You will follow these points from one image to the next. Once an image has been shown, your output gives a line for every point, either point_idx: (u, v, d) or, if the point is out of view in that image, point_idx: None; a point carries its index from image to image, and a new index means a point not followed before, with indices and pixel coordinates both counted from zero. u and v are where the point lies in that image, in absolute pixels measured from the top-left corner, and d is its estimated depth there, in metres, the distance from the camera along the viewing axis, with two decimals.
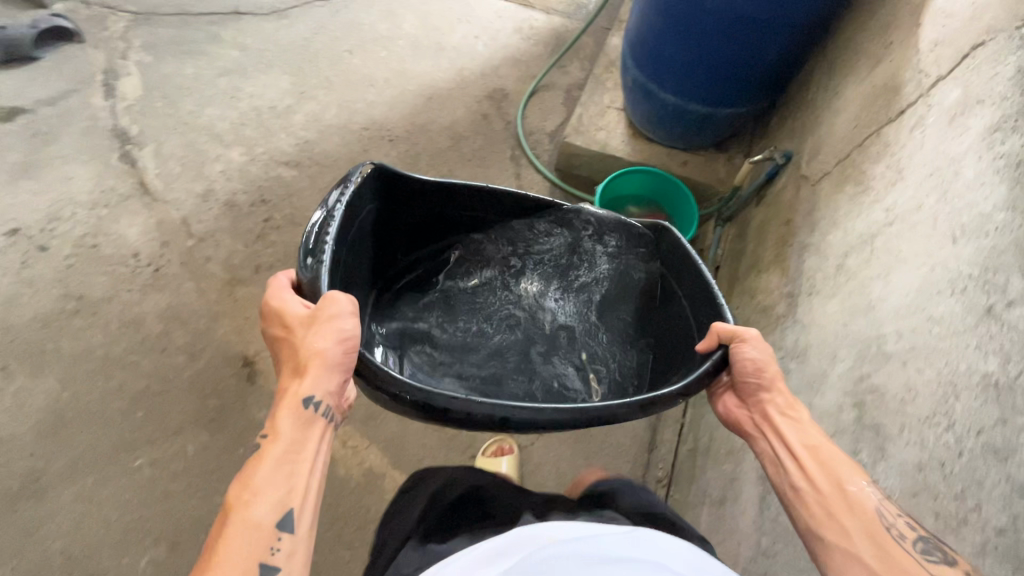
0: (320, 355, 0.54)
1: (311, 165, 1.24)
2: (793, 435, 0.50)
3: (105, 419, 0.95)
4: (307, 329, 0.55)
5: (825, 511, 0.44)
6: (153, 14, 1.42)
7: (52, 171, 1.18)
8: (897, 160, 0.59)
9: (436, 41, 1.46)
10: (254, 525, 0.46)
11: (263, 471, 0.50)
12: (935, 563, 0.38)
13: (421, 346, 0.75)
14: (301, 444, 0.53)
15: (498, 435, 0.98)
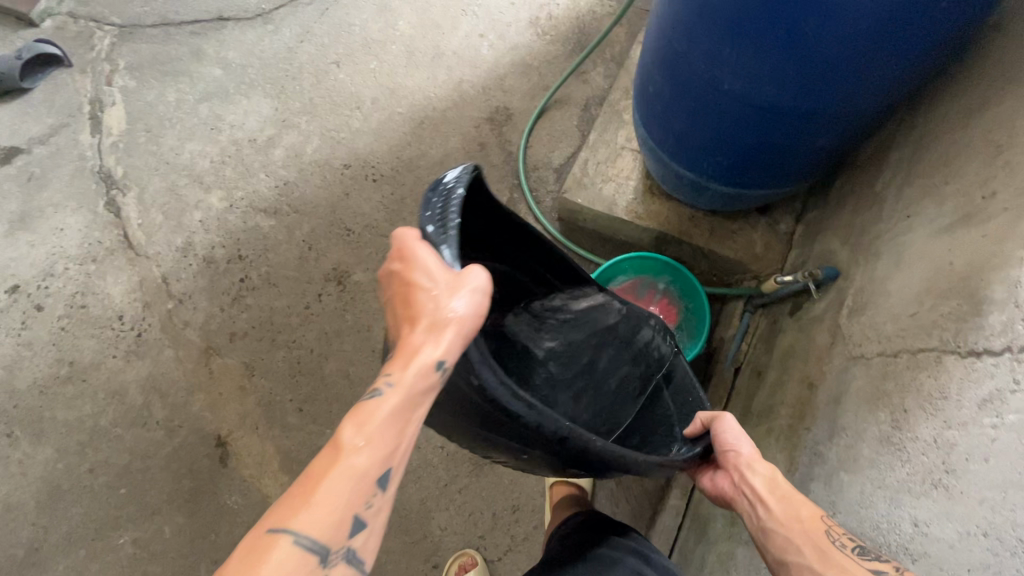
0: (455, 322, 0.43)
1: (289, 214, 1.14)
2: (762, 487, 0.51)
3: (95, 493, 1.00)
4: (442, 289, 0.44)
5: (787, 539, 0.48)
6: (137, 26, 1.32)
7: (45, 221, 1.18)
8: (947, 440, 0.42)
9: (434, 43, 1.24)
10: (355, 475, 0.40)
11: (377, 419, 0.42)
12: (870, 562, 0.44)
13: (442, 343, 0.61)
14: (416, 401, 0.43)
15: (461, 547, 0.92)
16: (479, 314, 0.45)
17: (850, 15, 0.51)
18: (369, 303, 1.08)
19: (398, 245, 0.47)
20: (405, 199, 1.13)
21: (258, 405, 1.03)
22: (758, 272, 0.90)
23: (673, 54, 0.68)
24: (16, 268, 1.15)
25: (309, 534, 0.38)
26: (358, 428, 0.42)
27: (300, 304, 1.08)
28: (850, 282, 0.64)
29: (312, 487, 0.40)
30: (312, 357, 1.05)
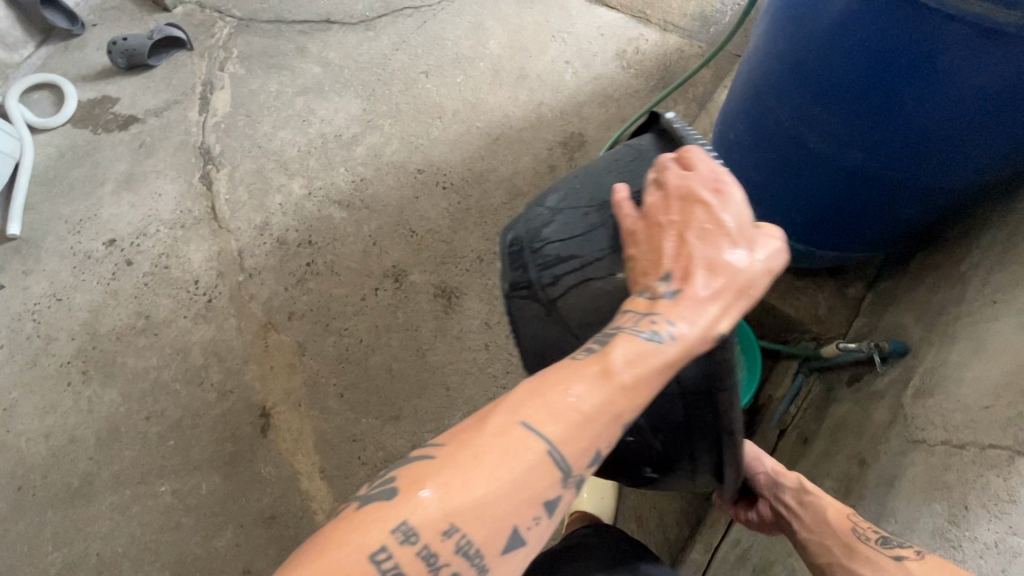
0: (746, 294, 0.48)
1: (361, 209, 1.20)
2: (790, 497, 0.59)
3: (147, 439, 1.08)
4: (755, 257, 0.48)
5: (819, 539, 0.54)
6: (253, 21, 1.44)
7: (147, 186, 1.29)
8: (1012, 547, 0.42)
9: (521, 65, 1.29)
10: (612, 413, 0.45)
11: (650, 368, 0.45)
12: (892, 550, 0.49)
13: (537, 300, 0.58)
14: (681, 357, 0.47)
15: None
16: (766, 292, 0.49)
17: (952, 92, 0.52)
18: (421, 305, 1.11)
19: (717, 178, 0.50)
20: (469, 210, 1.17)
21: (303, 384, 1.08)
22: (818, 334, 0.86)
23: (757, 108, 0.69)
24: (116, 225, 1.27)
25: (559, 451, 0.43)
26: (633, 362, 0.45)
27: (357, 295, 1.13)
28: (919, 361, 0.61)
29: (581, 414, 0.44)
30: (360, 348, 1.09)
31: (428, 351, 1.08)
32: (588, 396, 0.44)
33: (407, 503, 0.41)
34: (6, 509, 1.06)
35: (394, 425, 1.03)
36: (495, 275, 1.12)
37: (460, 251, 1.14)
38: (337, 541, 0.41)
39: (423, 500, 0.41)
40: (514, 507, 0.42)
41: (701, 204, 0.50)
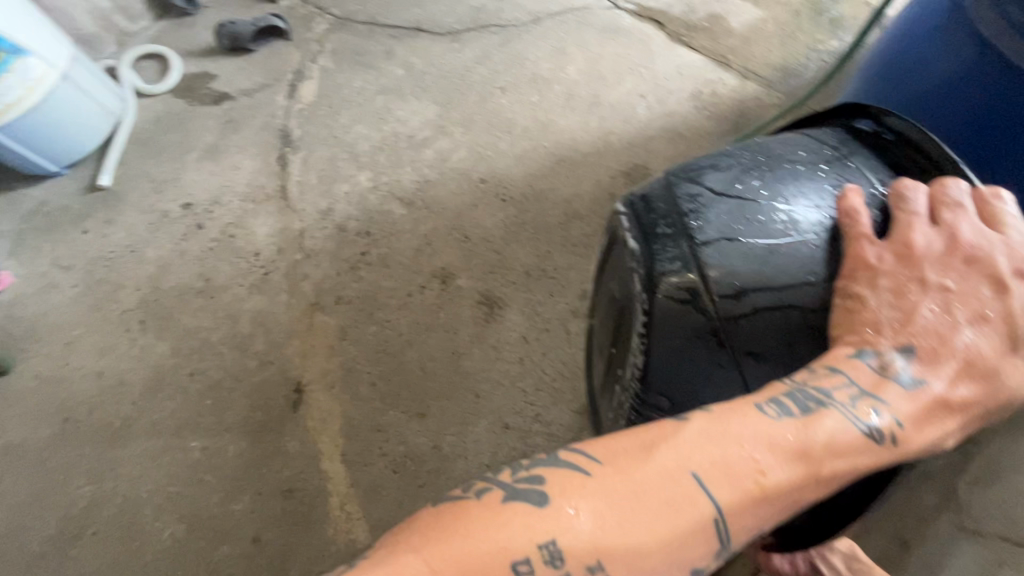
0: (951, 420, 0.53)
1: (421, 209, 1.24)
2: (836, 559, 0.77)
3: (188, 394, 1.13)
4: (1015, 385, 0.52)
5: None
6: (349, 20, 1.53)
7: (228, 158, 1.38)
8: None
9: (595, 92, 1.31)
10: (786, 503, 0.48)
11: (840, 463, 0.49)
12: None
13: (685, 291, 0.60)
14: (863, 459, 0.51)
15: None
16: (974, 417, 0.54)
17: None
18: (463, 310, 1.13)
19: (1003, 283, 0.55)
20: (525, 225, 1.19)
21: (340, 367, 1.11)
22: None
23: None
24: (195, 191, 1.35)
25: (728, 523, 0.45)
26: (843, 437, 0.50)
27: (404, 290, 1.16)
28: None
29: (761, 484, 0.46)
30: (398, 341, 1.12)
31: (463, 355, 1.09)
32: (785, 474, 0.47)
33: (556, 517, 0.42)
34: (50, 436, 1.13)
35: (418, 422, 1.05)
36: (540, 292, 1.13)
37: (509, 262, 1.16)
38: (469, 526, 0.42)
39: (574, 519, 0.42)
40: (663, 557, 0.43)
41: (979, 291, 0.55)
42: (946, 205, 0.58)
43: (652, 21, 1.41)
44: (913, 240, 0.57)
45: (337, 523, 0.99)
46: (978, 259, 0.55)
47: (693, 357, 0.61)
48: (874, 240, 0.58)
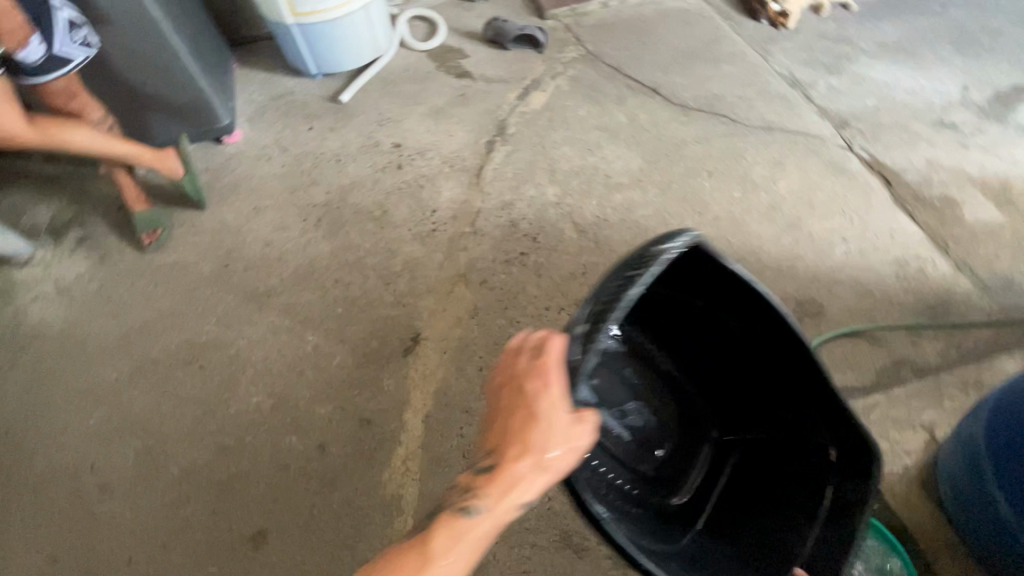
0: (548, 467, 0.63)
1: (590, 241, 1.28)
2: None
3: (325, 295, 1.23)
4: (563, 441, 0.63)
5: None
6: (598, 59, 1.65)
7: (447, 124, 1.52)
8: None
9: (797, 215, 1.31)
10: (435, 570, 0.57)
11: (473, 530, 0.60)
12: None
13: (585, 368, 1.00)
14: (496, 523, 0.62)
15: None
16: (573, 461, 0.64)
17: None
18: None
19: (541, 347, 0.68)
20: None
21: (459, 338, 1.16)
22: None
23: None
24: (409, 137, 1.50)
25: None
26: (458, 531, 0.60)
27: (544, 302, 1.20)
28: None
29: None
30: None
31: None
32: (423, 552, 0.58)
33: None
34: (208, 274, 1.28)
35: None
36: None
37: None
38: None
39: None
40: None
41: (548, 373, 0.66)
42: (528, 345, 0.69)
43: (881, 177, 1.38)
44: (517, 361, 0.69)
45: (394, 473, 1.02)
46: (524, 384, 0.66)
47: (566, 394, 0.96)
48: (503, 371, 0.69)
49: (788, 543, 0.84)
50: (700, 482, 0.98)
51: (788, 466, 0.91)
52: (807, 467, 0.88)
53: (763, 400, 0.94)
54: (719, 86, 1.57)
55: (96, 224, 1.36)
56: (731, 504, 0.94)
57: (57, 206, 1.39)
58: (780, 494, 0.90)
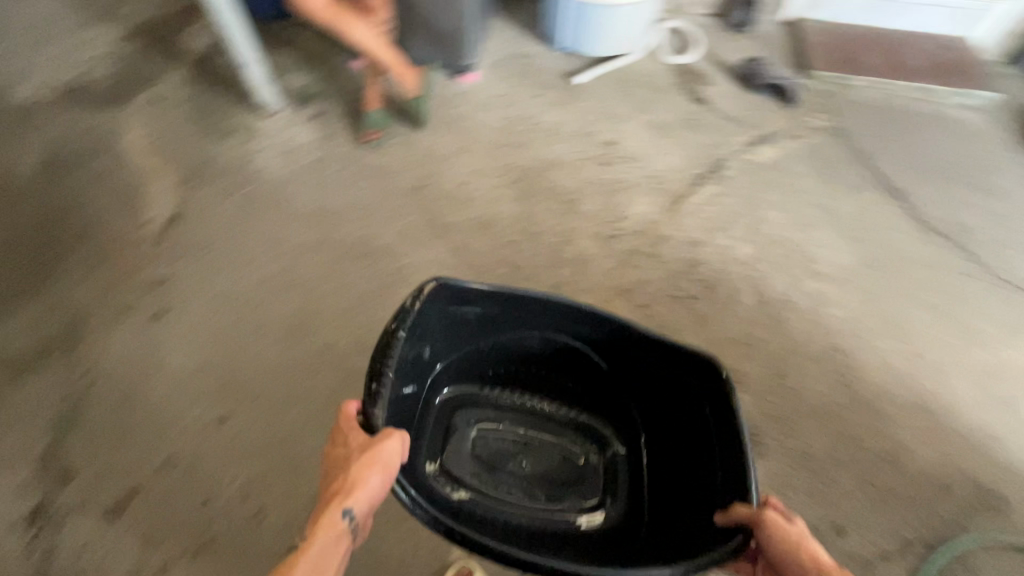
0: (363, 487, 0.67)
1: (767, 316, 1.20)
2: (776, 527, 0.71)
3: (495, 253, 1.27)
4: (374, 454, 0.69)
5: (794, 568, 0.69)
6: (846, 137, 1.52)
7: (666, 141, 1.49)
8: None
9: (1009, 393, 1.14)
10: None
11: (313, 554, 0.64)
12: None
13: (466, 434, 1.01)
14: (332, 549, 0.65)
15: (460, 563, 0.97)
16: (389, 465, 0.69)
17: None
18: None
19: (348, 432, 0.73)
20: (837, 421, 1.10)
21: None
22: None
23: None
24: (624, 139, 1.49)
25: None
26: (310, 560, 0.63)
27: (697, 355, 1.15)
28: None
29: None
30: None
31: None
32: None
33: None
34: (406, 187, 1.37)
35: None
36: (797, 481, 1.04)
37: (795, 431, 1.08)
38: None
39: None
40: None
41: (342, 444, 0.73)
42: (349, 415, 0.75)
43: None
44: (335, 445, 0.74)
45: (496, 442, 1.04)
46: (331, 465, 0.74)
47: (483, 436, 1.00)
48: (331, 451, 0.75)
49: (715, 492, 0.82)
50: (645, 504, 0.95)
51: (676, 415, 0.95)
52: (703, 417, 0.88)
53: (658, 400, 0.97)
54: (969, 214, 1.39)
55: (335, 103, 1.49)
56: (670, 492, 0.92)
57: (311, 75, 1.55)
58: (697, 466, 0.89)
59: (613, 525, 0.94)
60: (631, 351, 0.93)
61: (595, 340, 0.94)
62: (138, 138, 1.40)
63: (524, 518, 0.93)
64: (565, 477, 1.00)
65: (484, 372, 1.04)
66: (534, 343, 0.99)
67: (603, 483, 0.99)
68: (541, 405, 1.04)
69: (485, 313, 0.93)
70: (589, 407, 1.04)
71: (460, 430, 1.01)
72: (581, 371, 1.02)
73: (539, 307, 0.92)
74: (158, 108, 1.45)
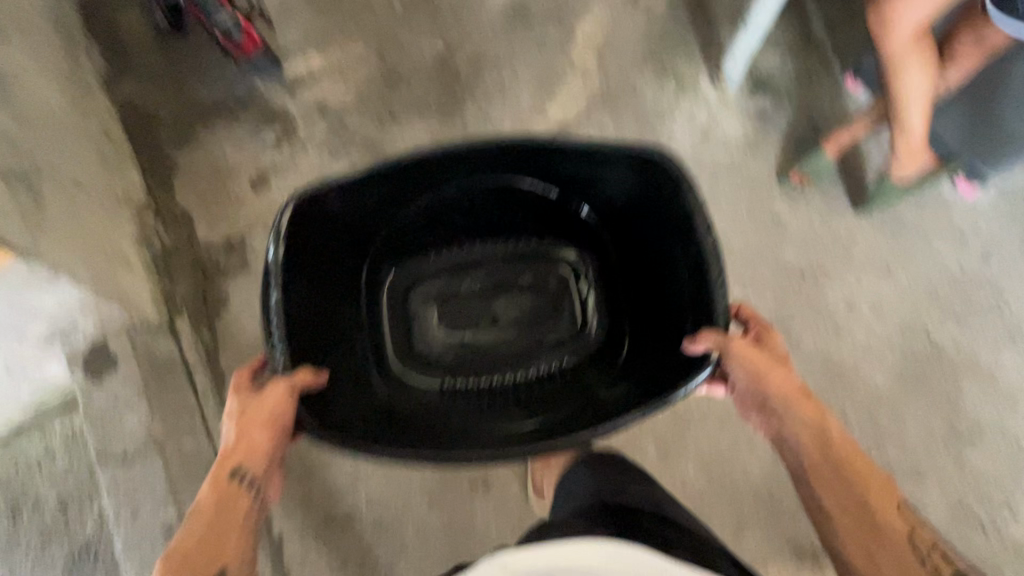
0: (249, 439, 0.70)
1: None
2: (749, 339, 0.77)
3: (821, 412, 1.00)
4: (261, 401, 0.72)
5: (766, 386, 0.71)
6: None
7: None
8: None
9: None
10: (188, 547, 0.61)
11: (207, 510, 0.66)
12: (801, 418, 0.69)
13: (392, 374, 1.02)
14: (232, 502, 0.66)
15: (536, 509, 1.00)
16: (282, 413, 0.72)
17: None
18: None
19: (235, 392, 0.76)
20: None
21: None
22: None
23: None
24: None
25: None
26: (204, 518, 0.65)
27: None
28: None
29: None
30: None
31: None
32: (183, 539, 0.62)
33: None
34: (787, 258, 1.09)
35: None
36: None
37: None
38: None
39: None
40: None
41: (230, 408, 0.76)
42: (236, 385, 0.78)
43: None
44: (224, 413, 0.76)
45: None
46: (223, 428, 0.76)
47: (408, 394, 1.00)
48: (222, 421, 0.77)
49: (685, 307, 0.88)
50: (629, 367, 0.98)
51: (639, 232, 0.98)
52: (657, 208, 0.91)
53: (635, 255, 1.01)
54: None
55: (785, 114, 1.23)
56: (643, 310, 0.99)
57: (785, 63, 1.27)
58: (661, 270, 0.95)
59: (606, 349, 1.04)
60: (574, 166, 0.94)
61: (517, 165, 0.94)
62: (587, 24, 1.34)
63: (514, 376, 1.03)
64: (542, 296, 1.07)
65: (417, 237, 1.04)
66: (444, 198, 0.98)
67: (580, 318, 1.06)
68: (506, 245, 1.07)
69: (390, 187, 0.93)
70: (541, 233, 1.07)
71: (418, 317, 1.05)
72: (506, 204, 1.02)
73: (416, 170, 0.91)
74: None
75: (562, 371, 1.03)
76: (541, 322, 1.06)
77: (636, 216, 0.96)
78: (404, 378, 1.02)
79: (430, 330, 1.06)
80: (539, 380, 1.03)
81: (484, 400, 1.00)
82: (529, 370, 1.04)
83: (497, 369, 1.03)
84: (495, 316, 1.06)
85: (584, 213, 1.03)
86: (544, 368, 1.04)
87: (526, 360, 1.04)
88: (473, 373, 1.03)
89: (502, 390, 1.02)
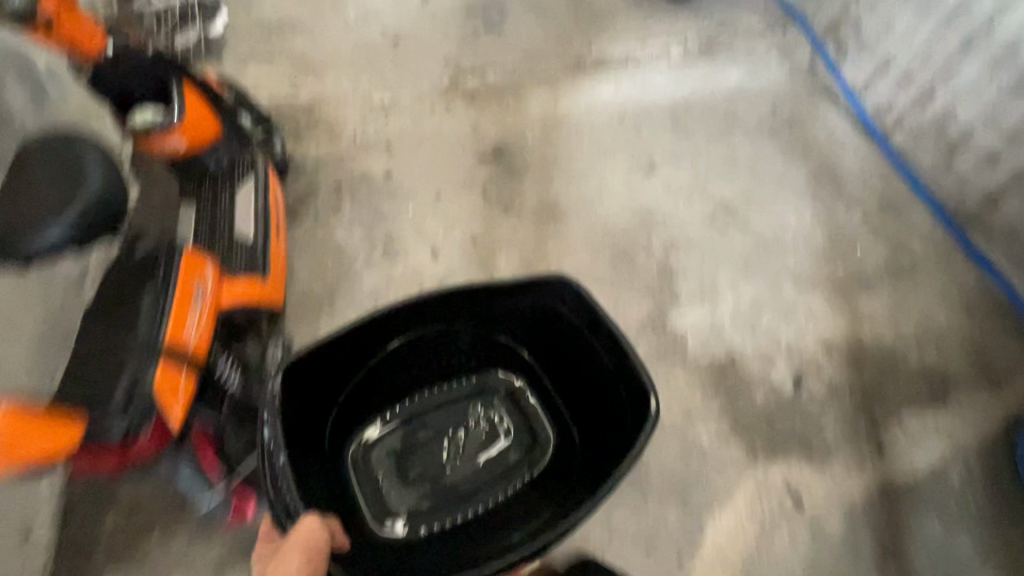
0: (298, 526, 0.78)
1: None
2: None
3: None
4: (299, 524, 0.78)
5: None
6: None
7: None
8: None
9: None
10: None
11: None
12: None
13: (388, 524, 1.09)
14: (300, 555, 0.75)
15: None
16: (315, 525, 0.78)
17: None
18: None
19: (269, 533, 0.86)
20: None
21: None
22: None
23: None
24: None
25: None
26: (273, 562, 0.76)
27: None
28: None
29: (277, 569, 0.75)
30: None
31: None
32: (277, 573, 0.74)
33: None
34: None
35: None
36: None
37: None
38: None
39: None
40: None
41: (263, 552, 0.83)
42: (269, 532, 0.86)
43: None
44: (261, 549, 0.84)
45: None
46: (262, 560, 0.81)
47: (415, 541, 1.07)
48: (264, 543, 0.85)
49: (619, 427, 0.99)
50: (553, 472, 1.10)
51: (562, 355, 1.09)
52: (569, 336, 1.05)
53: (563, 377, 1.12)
54: None
55: None
56: (581, 410, 1.09)
57: None
58: (593, 394, 1.06)
59: (554, 461, 1.12)
60: (513, 311, 1.08)
61: (463, 312, 1.09)
62: (720, 522, 0.98)
63: (496, 496, 1.12)
64: (498, 418, 1.17)
65: (365, 402, 1.12)
66: (403, 351, 1.10)
67: (532, 434, 1.16)
68: (458, 384, 1.18)
69: (349, 345, 1.00)
70: (479, 368, 1.18)
71: (395, 476, 1.12)
72: (446, 351, 1.14)
73: (365, 331, 1.02)
74: (775, 502, 0.99)
75: (532, 476, 1.12)
76: (505, 440, 1.16)
77: (538, 331, 1.10)
78: (399, 525, 1.09)
79: (399, 474, 1.12)
80: (513, 497, 1.11)
81: (492, 519, 1.09)
82: (508, 485, 1.13)
83: (486, 491, 1.13)
84: (468, 435, 1.16)
85: (514, 346, 1.15)
86: (515, 476, 1.14)
87: (503, 475, 1.14)
88: (461, 507, 1.11)
89: (490, 511, 1.10)
